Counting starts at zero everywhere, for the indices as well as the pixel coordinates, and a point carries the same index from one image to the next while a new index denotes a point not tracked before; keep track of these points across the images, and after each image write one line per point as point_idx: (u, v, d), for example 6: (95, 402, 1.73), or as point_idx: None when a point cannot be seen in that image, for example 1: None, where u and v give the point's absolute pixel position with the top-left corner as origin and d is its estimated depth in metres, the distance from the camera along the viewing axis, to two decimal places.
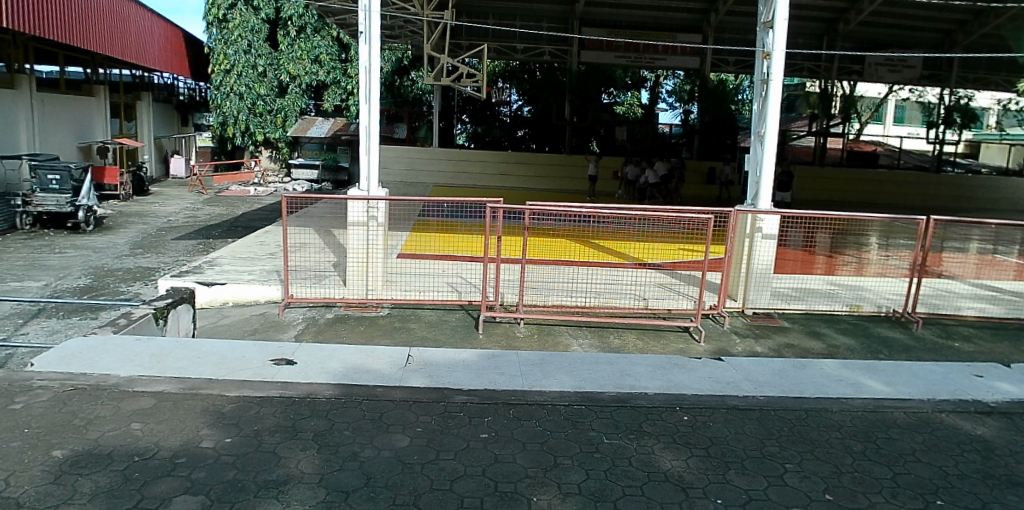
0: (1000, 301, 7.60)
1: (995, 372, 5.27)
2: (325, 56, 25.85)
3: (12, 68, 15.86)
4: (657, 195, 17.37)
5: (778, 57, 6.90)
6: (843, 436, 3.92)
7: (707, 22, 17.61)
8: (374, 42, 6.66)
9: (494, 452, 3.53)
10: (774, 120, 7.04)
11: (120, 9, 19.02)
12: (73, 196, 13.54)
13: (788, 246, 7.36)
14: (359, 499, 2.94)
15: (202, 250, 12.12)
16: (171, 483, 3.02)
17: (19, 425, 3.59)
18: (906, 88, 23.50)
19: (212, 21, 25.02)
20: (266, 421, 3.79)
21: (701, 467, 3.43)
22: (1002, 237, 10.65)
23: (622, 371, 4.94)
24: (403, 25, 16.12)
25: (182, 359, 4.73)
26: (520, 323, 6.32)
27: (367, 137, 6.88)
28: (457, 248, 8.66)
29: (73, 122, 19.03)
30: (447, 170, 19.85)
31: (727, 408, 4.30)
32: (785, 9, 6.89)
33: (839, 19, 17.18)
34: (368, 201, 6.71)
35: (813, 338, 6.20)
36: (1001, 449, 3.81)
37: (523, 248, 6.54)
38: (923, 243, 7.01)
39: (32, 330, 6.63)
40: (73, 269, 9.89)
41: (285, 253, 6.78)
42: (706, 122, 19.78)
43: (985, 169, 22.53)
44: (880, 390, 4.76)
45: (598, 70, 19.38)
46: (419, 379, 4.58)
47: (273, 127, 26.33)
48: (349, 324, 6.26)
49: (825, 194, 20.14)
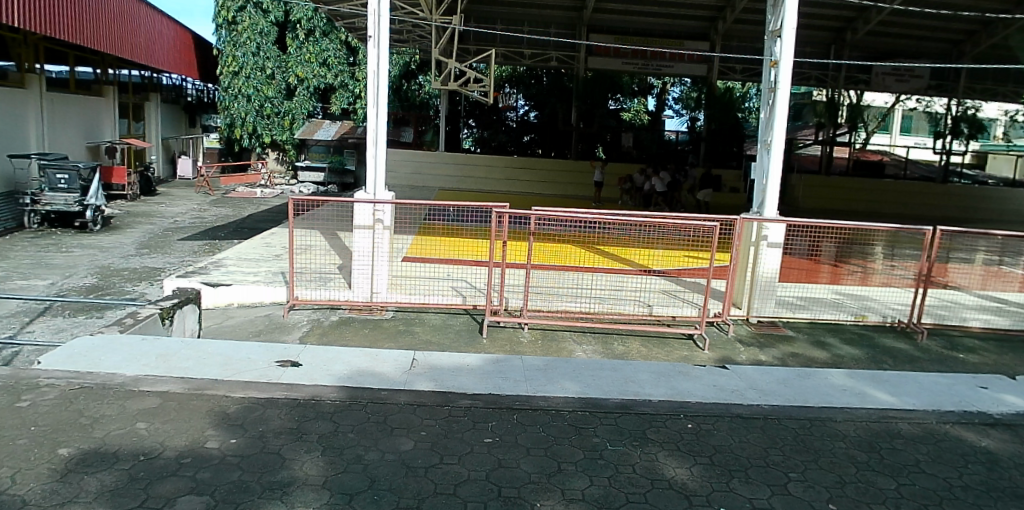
0: (1005, 312, 7.58)
1: (1000, 384, 5.26)
2: (332, 59, 25.88)
3: (22, 68, 15.89)
4: (662, 203, 17.14)
5: (785, 67, 6.81)
6: (847, 447, 3.91)
7: (715, 30, 17.64)
8: (383, 50, 6.60)
9: (499, 456, 3.55)
10: (780, 129, 6.91)
11: (130, 10, 19.15)
12: (81, 195, 13.68)
13: (794, 256, 7.24)
14: (362, 502, 2.95)
15: (208, 250, 12.18)
16: (176, 483, 3.04)
17: (27, 423, 3.62)
18: (913, 99, 22.51)
19: (222, 23, 25.22)
20: (273, 422, 3.82)
21: (705, 475, 3.42)
22: (1008, 247, 10.48)
23: (626, 378, 4.93)
24: (411, 29, 16.23)
25: (188, 359, 4.75)
26: (523, 327, 6.33)
27: (375, 144, 6.86)
28: (463, 253, 8.79)
29: (81, 123, 19.15)
30: (453, 175, 20.00)
31: (731, 417, 4.29)
32: (794, 18, 6.77)
33: (846, 29, 17.18)
34: (374, 205, 6.72)
35: (818, 348, 6.17)
36: (1007, 461, 3.80)
37: (529, 253, 6.30)
38: (929, 254, 7.00)
39: (37, 329, 6.64)
40: (78, 269, 9.89)
41: (292, 256, 6.63)
42: (712, 130, 19.77)
43: (993, 180, 21.87)
44: (884, 400, 4.75)
45: (605, 76, 19.84)
46: (425, 383, 4.59)
47: (281, 129, 26.44)
48: (354, 326, 6.31)
49: (827, 203, 20.19)
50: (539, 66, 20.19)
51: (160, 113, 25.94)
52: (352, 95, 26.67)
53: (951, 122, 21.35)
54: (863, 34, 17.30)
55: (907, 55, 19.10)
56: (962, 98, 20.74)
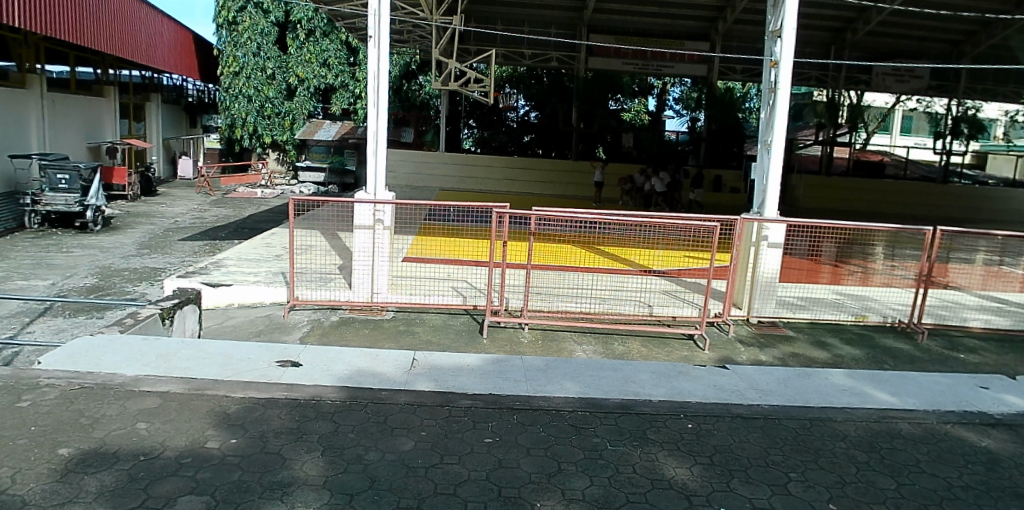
0: (1006, 313, 7.57)
1: (1001, 384, 5.25)
2: (333, 60, 25.87)
3: (23, 68, 15.91)
4: (663, 203, 17.13)
5: (785, 67, 6.80)
6: (847, 446, 3.91)
7: (715, 30, 17.65)
8: (383, 49, 6.54)
9: (499, 456, 3.55)
10: (780, 129, 6.89)
11: (131, 10, 19.17)
12: (82, 196, 13.69)
13: (795, 256, 7.23)
14: (363, 502, 2.95)
15: (209, 250, 12.20)
16: (176, 483, 3.04)
17: (27, 423, 3.62)
18: (913, 99, 22.54)
19: (223, 24, 25.29)
20: (273, 422, 3.82)
21: (705, 475, 3.42)
22: (1009, 247, 10.46)
23: (627, 378, 4.93)
24: (412, 30, 16.27)
25: (189, 360, 4.76)
26: (523, 327, 6.34)
27: (376, 144, 6.87)
28: (463, 254, 8.80)
29: (82, 123, 19.18)
30: (453, 175, 20.01)
31: (731, 417, 4.29)
32: (794, 18, 6.77)
33: (847, 29, 17.19)
34: (375, 205, 6.72)
35: (818, 348, 6.17)
36: (1008, 461, 3.79)
37: (529, 253, 6.29)
38: (929, 254, 7.00)
39: (37, 329, 6.66)
40: (79, 269, 9.90)
41: (292, 258, 6.62)
42: (713, 130, 19.77)
43: (994, 180, 21.85)
44: (885, 400, 4.74)
45: (605, 77, 19.84)
46: (425, 383, 4.60)
47: (281, 129, 26.46)
48: (354, 326, 6.32)
49: (828, 204, 20.20)
50: (539, 66, 20.17)
51: (161, 114, 25.97)
52: (352, 96, 26.69)
53: (952, 123, 21.32)
54: (863, 34, 17.31)
55: (907, 55, 19.12)
56: (962, 98, 20.72)
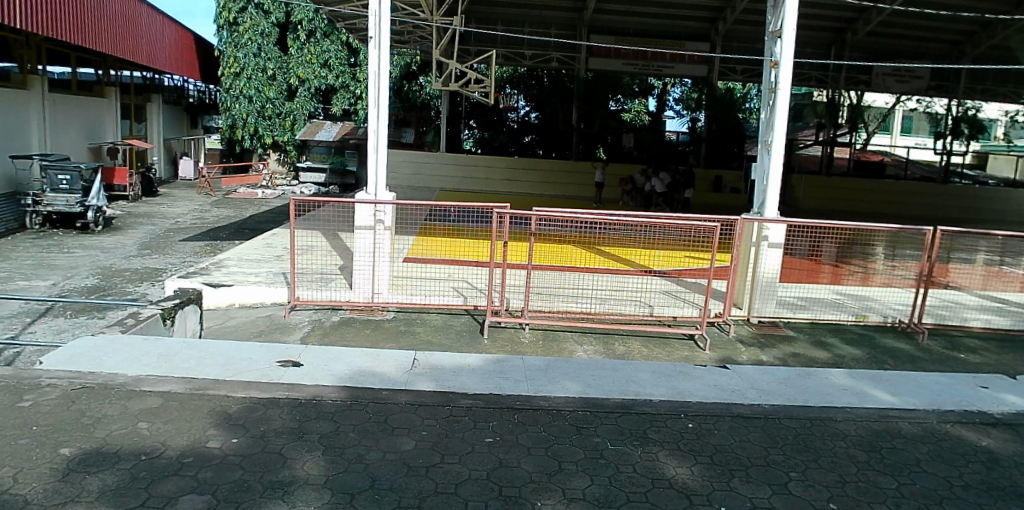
0: (1007, 312, 7.56)
1: (1001, 383, 5.25)
2: (334, 60, 25.88)
3: (25, 69, 15.96)
4: (663, 204, 17.11)
5: (785, 67, 6.78)
6: (847, 446, 3.91)
7: (715, 31, 17.66)
8: (384, 48, 6.48)
9: (499, 456, 3.55)
10: (781, 130, 6.87)
11: (132, 11, 19.20)
12: (83, 196, 13.71)
13: (795, 257, 7.23)
14: (364, 501, 2.96)
15: (209, 250, 12.24)
16: (177, 483, 3.04)
17: (28, 423, 3.62)
18: (914, 99, 22.21)
19: (223, 24, 25.37)
20: (273, 422, 3.82)
21: (706, 475, 3.43)
22: (1011, 246, 10.44)
23: (627, 378, 4.93)
24: (412, 30, 16.30)
25: (190, 359, 4.77)
26: (524, 327, 6.35)
27: (375, 145, 6.91)
28: (465, 254, 8.79)
29: (83, 123, 19.18)
30: (454, 176, 20.02)
31: (731, 417, 4.29)
32: (793, 18, 6.77)
33: (847, 30, 17.21)
34: (375, 205, 6.74)
35: (819, 348, 6.17)
36: (1007, 461, 3.80)
37: (529, 253, 6.28)
38: (930, 254, 6.98)
39: (39, 330, 6.68)
40: (80, 269, 9.94)
41: (292, 258, 6.62)
42: (713, 130, 19.78)
43: (994, 181, 21.82)
44: (885, 400, 4.74)
45: (605, 77, 19.81)
46: (425, 383, 4.60)
47: (282, 130, 26.46)
48: (355, 326, 6.33)
49: (828, 205, 20.25)
50: (540, 66, 20.15)
51: (161, 114, 25.98)
52: (353, 96, 26.67)
53: (952, 123, 21.24)
54: (863, 35, 17.33)
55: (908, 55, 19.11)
56: (962, 98, 20.71)
